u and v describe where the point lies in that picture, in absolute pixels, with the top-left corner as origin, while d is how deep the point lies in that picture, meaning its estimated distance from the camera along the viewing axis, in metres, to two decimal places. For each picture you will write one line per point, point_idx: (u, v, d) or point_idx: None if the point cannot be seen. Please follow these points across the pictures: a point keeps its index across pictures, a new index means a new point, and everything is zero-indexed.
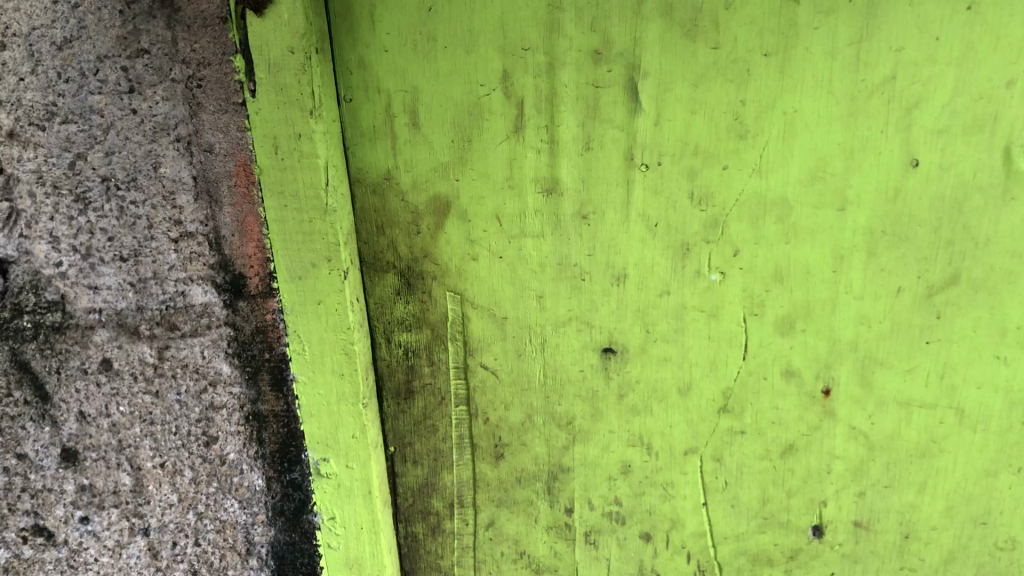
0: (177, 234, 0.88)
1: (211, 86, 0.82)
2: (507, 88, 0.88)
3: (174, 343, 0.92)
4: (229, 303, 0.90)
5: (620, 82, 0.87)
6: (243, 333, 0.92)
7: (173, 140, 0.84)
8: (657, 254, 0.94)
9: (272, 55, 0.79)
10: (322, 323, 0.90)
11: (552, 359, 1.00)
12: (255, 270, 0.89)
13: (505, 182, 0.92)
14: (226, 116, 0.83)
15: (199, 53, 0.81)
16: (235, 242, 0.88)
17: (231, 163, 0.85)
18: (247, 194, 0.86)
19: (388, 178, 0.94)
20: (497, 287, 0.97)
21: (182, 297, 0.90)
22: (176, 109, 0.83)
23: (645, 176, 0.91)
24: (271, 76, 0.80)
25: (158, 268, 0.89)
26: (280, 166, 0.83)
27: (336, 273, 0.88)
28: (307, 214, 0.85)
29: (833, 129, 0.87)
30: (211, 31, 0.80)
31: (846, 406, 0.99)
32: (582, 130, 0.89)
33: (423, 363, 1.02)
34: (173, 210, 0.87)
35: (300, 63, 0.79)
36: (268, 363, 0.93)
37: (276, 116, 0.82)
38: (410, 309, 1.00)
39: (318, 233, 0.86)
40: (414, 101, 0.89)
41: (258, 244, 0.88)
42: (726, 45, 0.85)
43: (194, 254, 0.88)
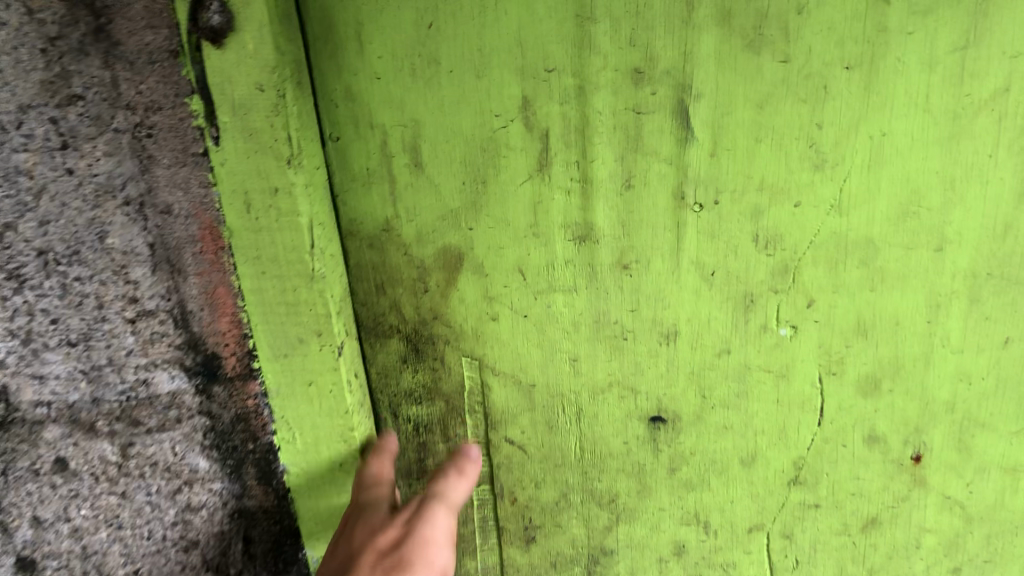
0: (134, 313, 0.72)
1: (164, 134, 0.67)
2: (528, 118, 0.72)
3: (139, 439, 0.76)
4: (202, 389, 0.76)
5: (666, 107, 0.71)
6: (221, 422, 0.78)
7: (121, 203, 0.68)
8: (714, 307, 0.78)
9: (236, 94, 0.64)
10: (313, 407, 0.77)
11: (590, 431, 0.84)
12: (231, 348, 0.75)
13: (529, 229, 0.76)
14: (184, 169, 0.68)
15: (146, 95, 0.65)
16: (205, 318, 0.74)
17: (194, 226, 0.70)
18: (216, 261, 0.72)
19: (386, 229, 0.77)
20: (521, 351, 0.81)
21: (145, 387, 0.75)
22: (122, 165, 0.67)
23: (699, 218, 0.75)
24: (237, 119, 0.65)
25: (114, 353, 0.73)
26: (254, 227, 0.69)
27: (329, 349, 0.74)
28: (291, 283, 0.71)
29: (929, 155, 0.71)
30: (159, 68, 0.64)
31: (939, 473, 0.83)
32: (621, 165, 0.73)
33: (437, 439, 0.85)
34: (127, 286, 0.71)
35: (271, 102, 0.64)
36: (253, 454, 0.79)
37: (246, 167, 0.67)
38: (419, 378, 0.83)
39: (304, 303, 0.72)
40: (415, 137, 0.73)
41: (232, 317, 0.74)
42: (798, 57, 0.69)
43: (156, 335, 0.73)
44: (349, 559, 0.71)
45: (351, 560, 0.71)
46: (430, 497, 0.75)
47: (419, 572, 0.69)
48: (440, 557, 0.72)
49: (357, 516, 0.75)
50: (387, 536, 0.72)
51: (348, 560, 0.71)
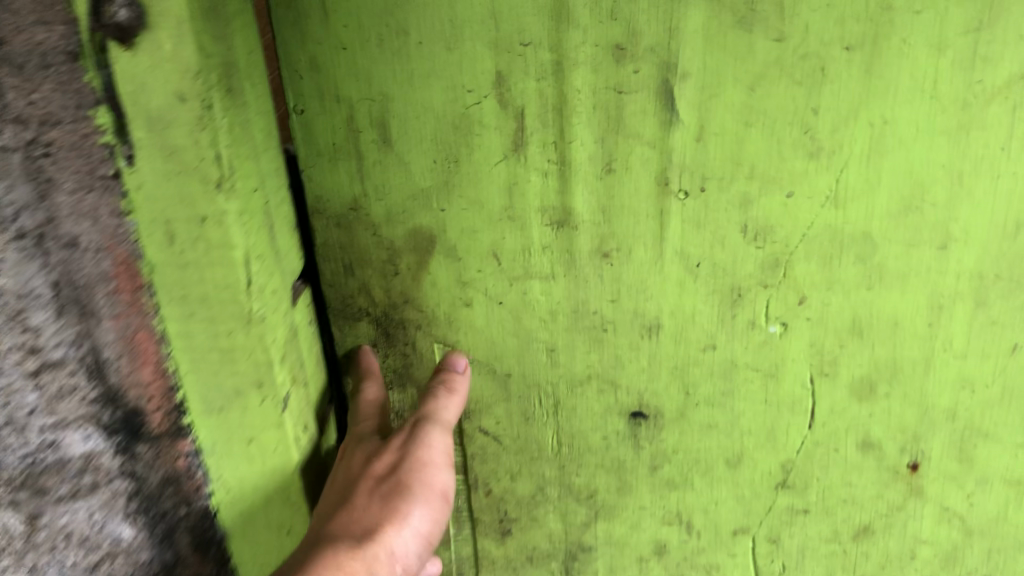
0: (36, 365, 0.57)
1: (65, 154, 0.54)
2: (503, 94, 0.67)
3: (51, 511, 0.60)
4: (122, 450, 0.63)
5: (650, 87, 0.66)
6: (142, 485, 0.65)
7: (12, 235, 0.54)
8: (699, 300, 0.73)
9: (151, 105, 0.55)
10: (253, 464, 0.69)
11: (567, 425, 0.79)
12: (156, 401, 0.64)
13: (503, 212, 0.71)
14: (92, 194, 0.56)
15: (42, 107, 0.53)
16: (124, 368, 0.61)
17: (107, 261, 0.58)
18: (135, 303, 0.60)
19: (354, 208, 0.73)
20: (496, 339, 0.76)
21: (53, 453, 0.59)
22: (14, 190, 0.53)
23: (683, 206, 0.70)
24: (155, 136, 0.56)
25: (16, 414, 0.57)
26: (179, 261, 0.60)
27: (269, 399, 0.68)
28: (224, 325, 0.63)
29: (935, 146, 0.66)
30: (56, 72, 0.53)
31: (937, 483, 0.79)
32: (602, 148, 0.69)
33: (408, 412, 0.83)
34: (26, 334, 0.56)
35: (196, 114, 0.56)
36: (186, 521, 0.68)
37: (168, 192, 0.58)
38: (391, 363, 0.79)
39: (240, 348, 0.65)
40: (383, 112, 0.69)
41: (156, 366, 0.63)
42: (794, 37, 0.63)
43: (63, 389, 0.59)
44: (347, 486, 0.72)
45: (348, 483, 0.72)
46: (422, 420, 0.74)
47: (418, 498, 0.71)
48: (438, 477, 0.73)
49: (353, 445, 0.76)
50: (383, 463, 0.73)
51: (348, 487, 0.72)
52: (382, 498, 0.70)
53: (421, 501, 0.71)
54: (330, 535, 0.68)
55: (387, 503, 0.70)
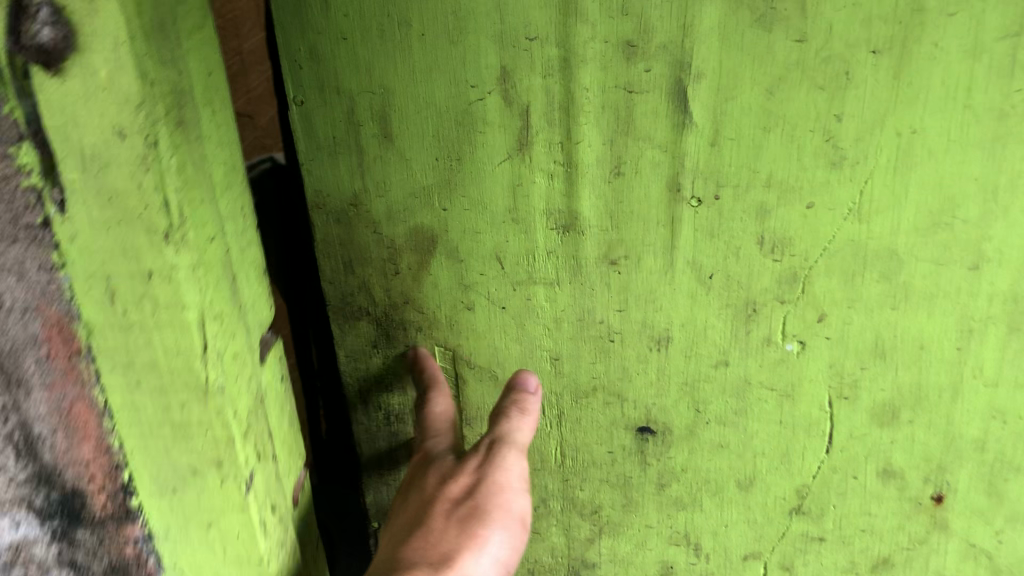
0: None
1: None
2: (507, 91, 0.64)
3: None
4: (59, 537, 0.52)
5: (662, 86, 0.63)
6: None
7: None
8: (711, 313, 0.70)
9: (83, 142, 0.45)
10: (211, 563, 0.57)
11: (571, 436, 0.76)
12: (96, 483, 0.52)
13: (507, 214, 0.68)
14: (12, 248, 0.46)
15: None
16: (58, 445, 0.50)
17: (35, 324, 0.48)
18: (70, 371, 0.50)
19: (354, 204, 0.70)
20: (498, 345, 0.73)
21: None
22: None
23: (695, 214, 0.66)
24: (87, 174, 0.46)
25: None
26: (121, 323, 0.50)
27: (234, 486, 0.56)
28: (176, 398, 0.52)
29: (968, 159, 0.61)
30: None
31: (963, 517, 0.74)
32: (610, 150, 0.65)
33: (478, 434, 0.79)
34: None
35: (136, 153, 0.46)
36: None
37: (102, 244, 0.48)
38: (390, 366, 0.76)
39: (195, 425, 0.53)
40: (384, 106, 0.66)
41: (96, 442, 0.51)
42: (816, 37, 0.59)
43: None
44: (420, 508, 0.69)
45: (423, 507, 0.68)
46: (497, 441, 0.70)
47: (497, 523, 0.67)
48: (516, 502, 0.69)
49: (425, 464, 0.72)
50: (459, 485, 0.69)
51: (420, 509, 0.69)
52: (459, 522, 0.66)
53: (500, 526, 0.67)
54: (405, 561, 0.64)
55: (464, 527, 0.66)
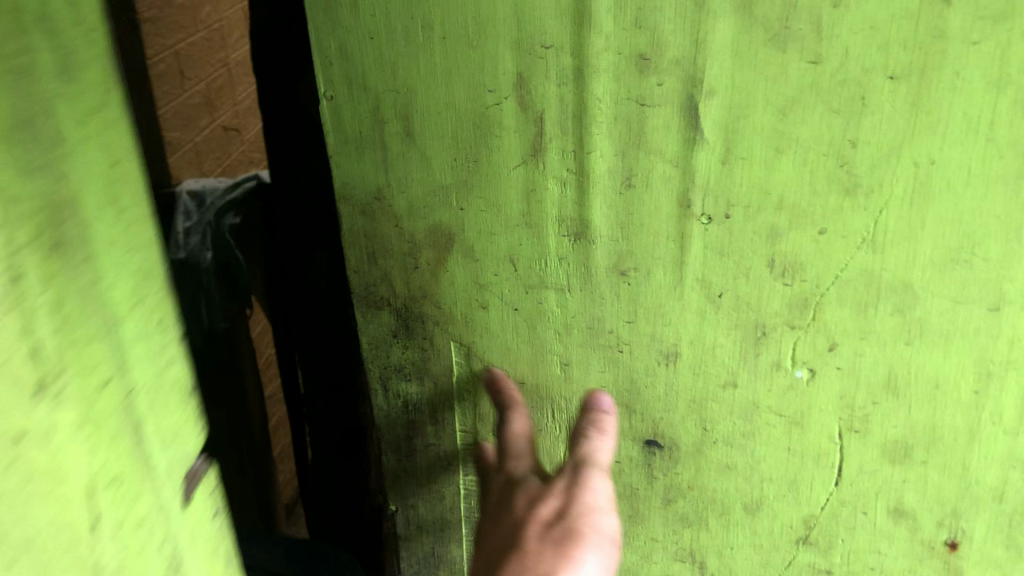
0: None
1: None
2: (523, 97, 0.65)
3: None
4: None
5: (674, 101, 0.62)
6: None
7: None
8: (719, 333, 0.68)
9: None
10: None
11: None
12: None
13: (520, 218, 0.69)
14: None
15: None
16: None
17: None
18: None
19: (377, 197, 0.72)
20: (511, 346, 0.74)
21: None
22: None
23: (706, 232, 0.65)
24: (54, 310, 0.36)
25: None
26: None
27: None
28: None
29: (990, 195, 0.58)
30: None
31: (979, 566, 0.71)
32: (622, 161, 0.65)
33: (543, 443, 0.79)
34: None
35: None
36: None
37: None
38: (409, 356, 0.78)
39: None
40: (407, 105, 0.68)
41: None
42: (831, 60, 0.58)
43: None
44: (512, 532, 0.65)
45: (515, 532, 0.64)
46: (581, 464, 0.68)
47: (592, 541, 0.62)
48: (609, 523, 0.65)
49: (509, 490, 0.69)
50: (549, 506, 0.65)
51: (512, 533, 0.65)
52: (554, 542, 0.62)
53: (596, 545, 0.62)
54: None
55: (561, 547, 0.61)
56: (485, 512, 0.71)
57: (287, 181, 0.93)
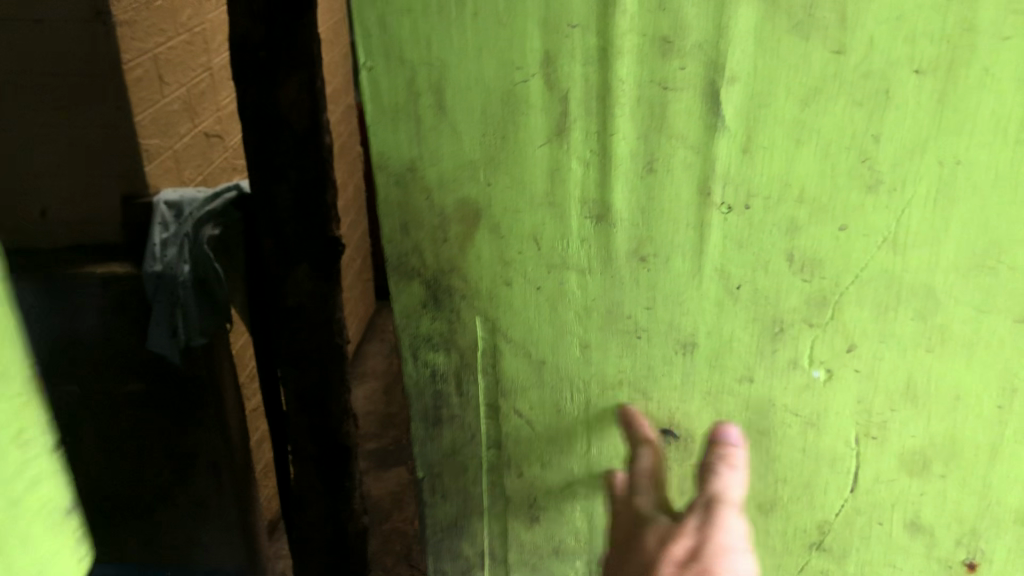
0: None
1: None
2: (549, 76, 0.65)
3: None
4: None
5: (696, 86, 0.61)
6: None
7: None
8: (736, 326, 0.67)
9: None
10: None
11: (598, 425, 0.77)
12: None
13: (544, 196, 0.69)
14: None
15: None
16: None
17: None
18: None
19: (411, 169, 0.73)
20: (532, 324, 0.75)
21: None
22: None
23: (725, 221, 0.64)
24: None
25: None
26: None
27: None
28: None
29: (1017, 197, 0.57)
30: None
31: None
32: (643, 145, 0.64)
33: (543, 435, 0.79)
34: None
35: None
36: None
37: None
38: (437, 326, 0.79)
39: None
40: (440, 79, 0.68)
41: None
42: (854, 51, 0.56)
43: None
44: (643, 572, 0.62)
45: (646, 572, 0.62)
46: (711, 499, 0.65)
47: None
48: (742, 565, 0.62)
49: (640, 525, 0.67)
50: (680, 545, 0.62)
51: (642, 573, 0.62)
52: None
53: None
54: None
55: None
56: (613, 541, 0.70)
57: (269, 195, 1.09)
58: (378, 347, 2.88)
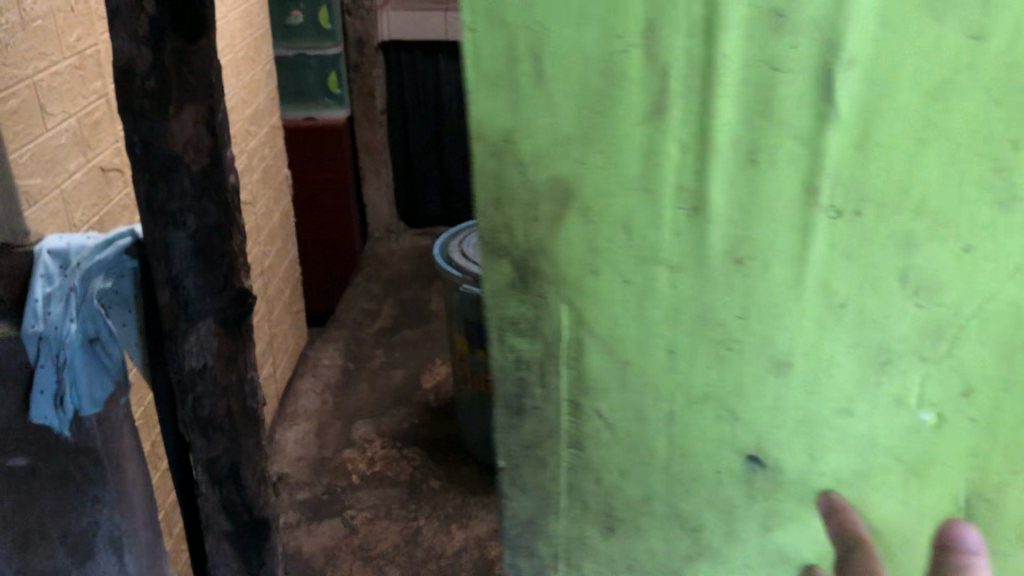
0: None
1: None
2: (653, 46, 0.56)
3: None
4: None
5: (811, 70, 0.54)
6: None
7: None
8: (838, 348, 0.62)
9: None
10: None
11: (682, 440, 0.69)
12: None
13: (637, 181, 0.60)
14: None
15: None
16: None
17: None
18: None
19: (508, 142, 0.61)
20: (618, 319, 0.66)
21: None
22: None
23: (833, 227, 0.58)
24: None
25: None
26: None
27: None
28: None
29: None
30: None
31: None
32: (747, 132, 0.57)
33: (624, 441, 0.71)
34: None
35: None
36: None
37: None
38: (525, 310, 0.68)
39: None
40: (540, 44, 0.58)
41: None
42: (996, 38, 0.52)
43: None
44: None
45: None
46: None
47: None
48: None
49: None
50: None
51: None
52: None
53: None
54: None
55: None
56: None
57: (163, 248, 0.88)
58: (313, 382, 2.25)
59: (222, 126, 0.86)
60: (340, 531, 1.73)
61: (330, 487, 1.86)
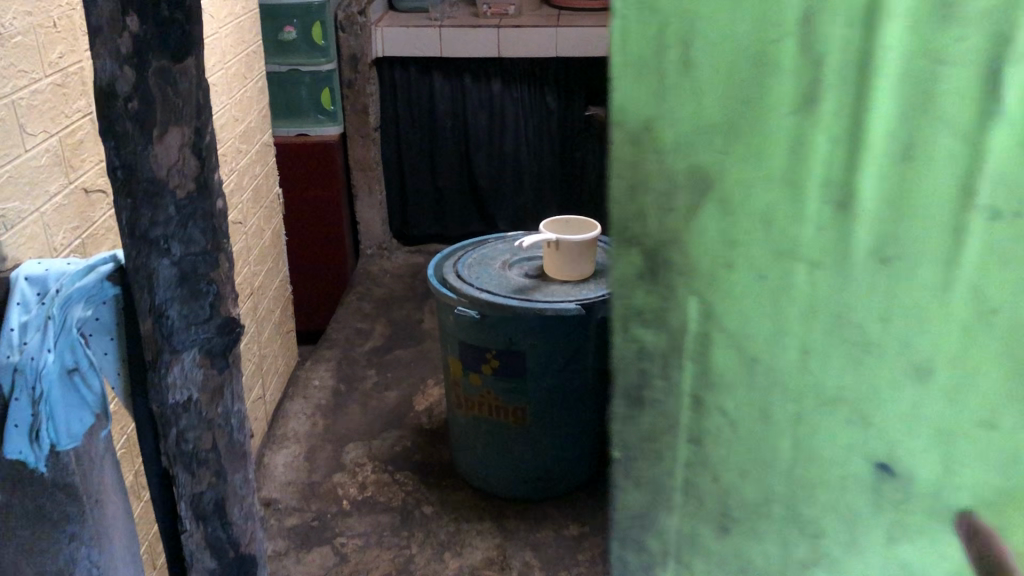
0: None
1: None
2: (810, 35, 0.55)
3: None
4: None
5: (974, 65, 0.53)
6: None
7: None
8: (986, 357, 0.59)
9: None
10: None
11: (808, 443, 0.68)
12: None
13: (782, 174, 0.59)
14: None
15: None
16: None
17: None
18: None
19: (648, 129, 0.61)
20: (751, 313, 0.64)
21: None
22: None
23: (991, 229, 0.55)
24: None
25: None
26: None
27: None
28: None
29: None
30: None
31: None
32: (904, 126, 0.53)
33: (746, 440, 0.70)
34: None
35: None
36: None
37: None
38: (652, 301, 0.67)
39: None
40: (689, 32, 0.57)
41: None
42: None
43: None
44: None
45: None
46: None
47: None
48: None
49: None
50: None
51: None
52: None
53: None
54: None
55: None
56: None
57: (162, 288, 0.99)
58: (303, 404, 2.55)
59: (206, 148, 0.98)
60: (328, 560, 1.97)
61: (319, 514, 2.12)
